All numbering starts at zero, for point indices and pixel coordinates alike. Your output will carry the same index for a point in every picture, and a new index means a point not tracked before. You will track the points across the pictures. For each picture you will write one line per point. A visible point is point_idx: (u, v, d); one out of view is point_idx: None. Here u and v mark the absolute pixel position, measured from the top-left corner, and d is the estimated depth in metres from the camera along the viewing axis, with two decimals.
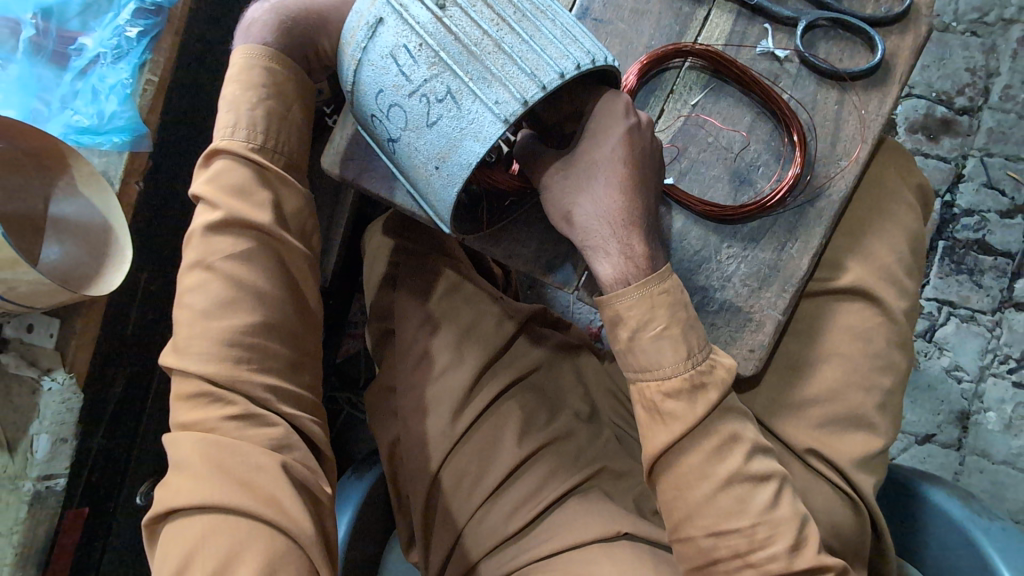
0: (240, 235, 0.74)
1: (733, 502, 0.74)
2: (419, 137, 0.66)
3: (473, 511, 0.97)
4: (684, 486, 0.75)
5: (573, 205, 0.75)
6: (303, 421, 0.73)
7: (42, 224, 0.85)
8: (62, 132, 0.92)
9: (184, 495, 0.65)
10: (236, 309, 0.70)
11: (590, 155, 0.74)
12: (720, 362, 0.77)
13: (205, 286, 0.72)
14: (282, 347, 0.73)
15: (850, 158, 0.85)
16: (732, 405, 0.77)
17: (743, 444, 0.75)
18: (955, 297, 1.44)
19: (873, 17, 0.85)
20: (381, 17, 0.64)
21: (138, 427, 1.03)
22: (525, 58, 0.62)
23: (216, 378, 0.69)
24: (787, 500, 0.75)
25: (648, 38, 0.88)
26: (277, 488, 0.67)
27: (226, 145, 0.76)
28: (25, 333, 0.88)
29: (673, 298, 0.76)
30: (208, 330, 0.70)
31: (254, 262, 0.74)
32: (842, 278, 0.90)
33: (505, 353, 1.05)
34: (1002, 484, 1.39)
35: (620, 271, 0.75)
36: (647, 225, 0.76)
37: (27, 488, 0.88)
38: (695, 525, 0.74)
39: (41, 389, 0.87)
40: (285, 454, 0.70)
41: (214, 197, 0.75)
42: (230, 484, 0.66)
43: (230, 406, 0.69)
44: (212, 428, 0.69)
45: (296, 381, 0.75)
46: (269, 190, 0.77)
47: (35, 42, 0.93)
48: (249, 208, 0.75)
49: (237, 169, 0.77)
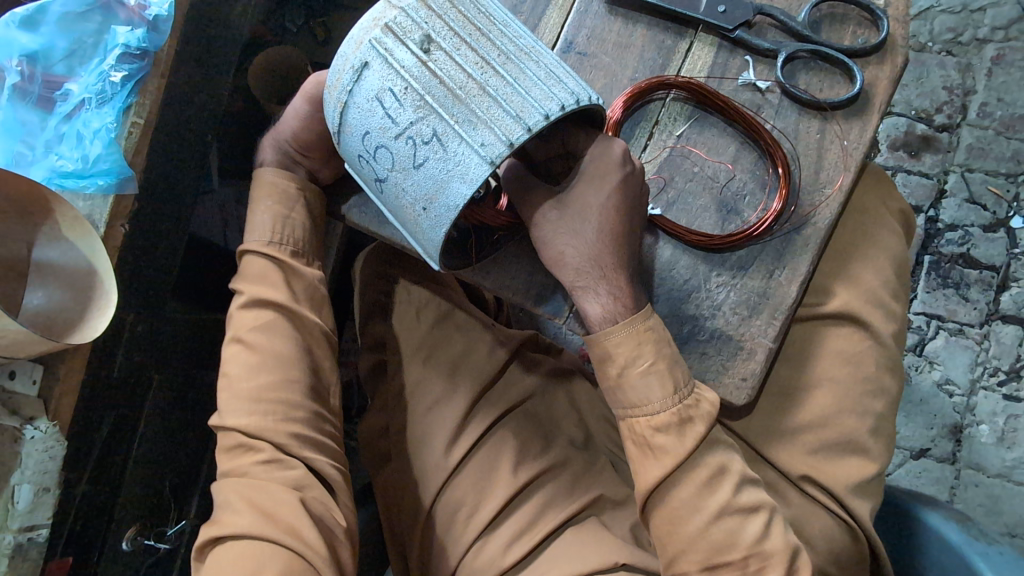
0: (262, 312, 0.83)
1: (725, 535, 0.74)
2: (407, 178, 0.66)
3: (467, 546, 0.96)
4: (676, 516, 0.76)
5: (563, 245, 0.76)
6: (321, 464, 0.78)
7: (26, 268, 0.84)
8: (46, 176, 0.90)
9: (229, 527, 0.73)
10: (264, 372, 0.79)
11: (586, 203, 0.75)
12: (704, 395, 0.76)
13: (239, 357, 0.81)
14: (304, 400, 0.80)
15: (834, 186, 0.86)
16: (720, 436, 0.78)
17: (732, 475, 0.75)
18: (943, 311, 1.46)
19: (851, 49, 0.87)
20: (366, 60, 0.65)
21: (123, 481, 0.99)
22: (510, 100, 0.62)
23: (248, 433, 0.77)
24: (779, 528, 0.75)
25: (632, 71, 0.90)
26: (295, 518, 0.73)
27: (247, 244, 0.84)
28: (7, 380, 0.82)
29: (658, 334, 0.77)
30: (237, 393, 0.79)
31: (279, 332, 0.82)
32: (830, 303, 0.90)
33: (495, 384, 1.04)
34: (999, 498, 1.39)
35: (609, 309, 0.76)
36: (632, 268, 0.77)
37: (7, 540, 0.82)
38: (689, 560, 0.75)
39: (22, 438, 0.82)
40: (305, 491, 0.76)
41: (245, 285, 0.85)
42: (258, 517, 0.73)
43: (256, 453, 0.76)
44: (243, 472, 0.77)
45: (321, 430, 0.81)
46: (283, 272, 0.85)
47: (20, 88, 0.93)
48: (267, 289, 0.83)
49: (259, 260, 0.85)
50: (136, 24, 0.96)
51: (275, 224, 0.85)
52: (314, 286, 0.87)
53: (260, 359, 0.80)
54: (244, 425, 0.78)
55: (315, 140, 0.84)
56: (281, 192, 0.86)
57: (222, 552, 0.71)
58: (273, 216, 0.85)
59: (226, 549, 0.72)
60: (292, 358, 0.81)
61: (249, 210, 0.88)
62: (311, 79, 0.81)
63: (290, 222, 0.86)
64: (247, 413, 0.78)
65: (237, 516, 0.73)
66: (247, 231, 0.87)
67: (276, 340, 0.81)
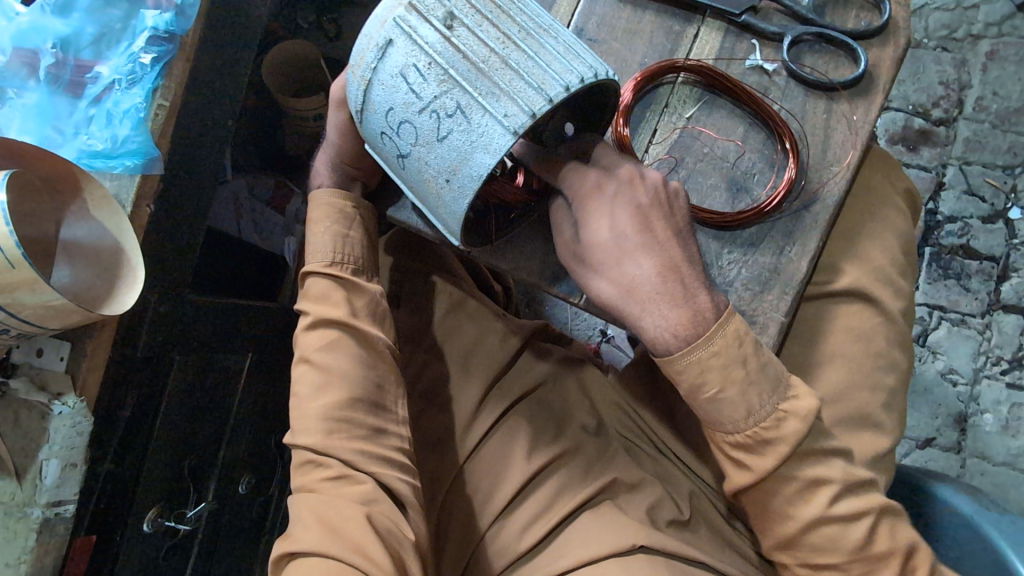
0: (327, 331, 0.87)
1: (825, 540, 0.75)
2: (430, 151, 0.68)
3: (485, 530, 0.95)
4: (778, 515, 0.77)
5: (594, 283, 0.75)
6: (389, 479, 0.79)
7: (51, 247, 0.85)
8: (75, 156, 0.92)
9: (304, 542, 0.74)
10: (327, 392, 0.82)
11: (597, 240, 0.75)
12: (794, 413, 0.74)
13: (307, 377, 0.85)
14: (368, 416, 0.83)
15: (841, 163, 0.88)
16: (813, 449, 0.75)
17: (831, 485, 0.74)
18: (944, 301, 1.48)
19: (855, 31, 0.89)
20: (390, 38, 0.67)
21: (146, 458, 0.96)
22: (532, 72, 0.64)
23: (316, 450, 0.81)
24: (886, 531, 0.75)
25: (641, 56, 0.93)
26: (363, 536, 0.73)
27: (309, 267, 0.90)
28: (36, 357, 0.86)
29: (729, 356, 0.73)
30: (307, 412, 0.83)
31: (342, 349, 0.85)
32: (838, 281, 0.92)
33: (509, 370, 1.05)
34: (1005, 486, 1.39)
35: (660, 340, 0.74)
36: (683, 293, 0.73)
37: (35, 515, 0.84)
38: (787, 555, 0.79)
39: (51, 414, 0.84)
40: (372, 506, 0.77)
41: (308, 305, 0.90)
42: (327, 533, 0.74)
43: (326, 468, 0.80)
44: (313, 488, 0.80)
45: (384, 445, 0.82)
46: (346, 291, 0.89)
47: (53, 72, 0.95)
48: (329, 308, 0.88)
49: (321, 281, 0.90)
50: (164, 8, 0.98)
51: (335, 243, 0.90)
52: (374, 301, 0.90)
53: (327, 377, 0.84)
54: (313, 443, 0.81)
55: (354, 145, 0.91)
56: (338, 211, 0.92)
57: (296, 567, 0.73)
58: (333, 236, 0.91)
59: (298, 566, 0.73)
60: (356, 374, 0.84)
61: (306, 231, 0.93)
62: (334, 86, 0.86)
63: (349, 241, 0.91)
64: (320, 432, 0.81)
65: (308, 533, 0.75)
66: (307, 252, 0.92)
67: (341, 357, 0.85)
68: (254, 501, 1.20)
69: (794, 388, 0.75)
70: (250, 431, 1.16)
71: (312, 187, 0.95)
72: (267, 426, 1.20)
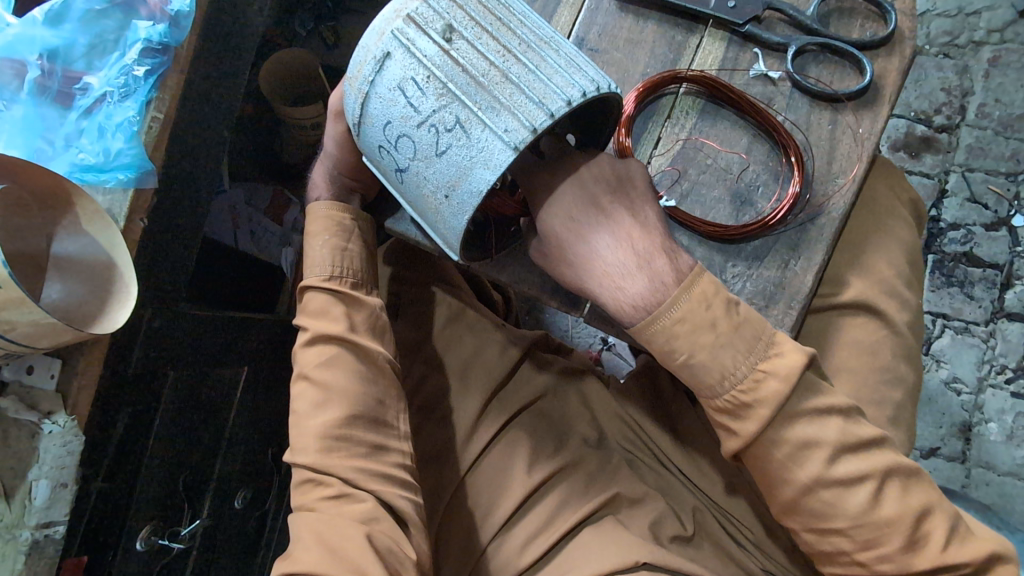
0: (326, 346, 0.86)
1: (824, 505, 0.71)
2: (429, 166, 0.66)
3: (485, 546, 0.93)
4: (774, 479, 0.73)
5: (557, 261, 0.76)
6: (389, 496, 0.78)
7: (44, 263, 0.84)
8: (67, 170, 0.90)
9: (301, 565, 0.72)
10: (326, 409, 0.81)
11: (551, 227, 0.75)
12: (774, 372, 0.71)
13: (305, 394, 0.84)
14: (367, 433, 0.81)
15: (847, 176, 0.86)
16: (801, 409, 0.71)
17: (824, 448, 0.70)
18: (948, 309, 1.46)
19: (859, 42, 0.88)
20: (388, 51, 0.66)
21: (139, 475, 0.94)
22: (532, 87, 0.63)
23: (315, 469, 0.79)
24: (892, 493, 0.70)
25: (644, 66, 0.92)
26: (362, 557, 0.71)
27: (308, 282, 0.88)
28: (25, 375, 0.83)
29: (694, 322, 0.71)
30: (305, 429, 0.81)
31: (340, 365, 0.84)
32: (844, 293, 0.91)
33: (509, 382, 1.03)
34: (1010, 496, 1.37)
35: (621, 311, 0.73)
36: (636, 262, 0.72)
37: (24, 537, 0.82)
38: (794, 520, 0.74)
39: (41, 433, 0.82)
40: (372, 525, 0.75)
41: (306, 320, 0.88)
42: (327, 554, 0.73)
43: (326, 488, 0.78)
44: (312, 507, 0.79)
45: (384, 462, 0.80)
46: (345, 305, 0.88)
47: (40, 83, 0.93)
48: (328, 324, 0.86)
49: (319, 296, 0.89)
50: (158, 19, 0.97)
51: (332, 256, 0.89)
52: (374, 315, 0.89)
53: (326, 394, 0.82)
54: (310, 462, 0.79)
55: (352, 157, 0.89)
56: (336, 224, 0.90)
57: None
58: (331, 249, 0.89)
59: None
60: (355, 390, 0.82)
61: (304, 244, 0.91)
62: (332, 96, 0.85)
63: (348, 254, 0.90)
64: (317, 451, 0.79)
65: (307, 554, 0.73)
66: (305, 266, 0.90)
67: (340, 374, 0.83)
68: (251, 515, 1.18)
69: (776, 346, 0.72)
70: (248, 443, 1.14)
71: (309, 200, 0.94)
72: (265, 438, 1.19)
